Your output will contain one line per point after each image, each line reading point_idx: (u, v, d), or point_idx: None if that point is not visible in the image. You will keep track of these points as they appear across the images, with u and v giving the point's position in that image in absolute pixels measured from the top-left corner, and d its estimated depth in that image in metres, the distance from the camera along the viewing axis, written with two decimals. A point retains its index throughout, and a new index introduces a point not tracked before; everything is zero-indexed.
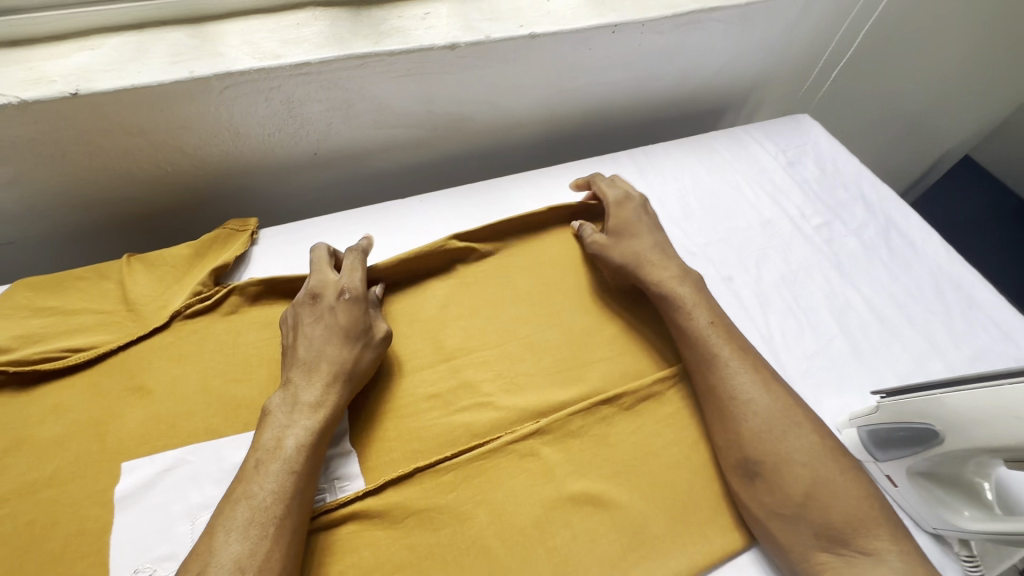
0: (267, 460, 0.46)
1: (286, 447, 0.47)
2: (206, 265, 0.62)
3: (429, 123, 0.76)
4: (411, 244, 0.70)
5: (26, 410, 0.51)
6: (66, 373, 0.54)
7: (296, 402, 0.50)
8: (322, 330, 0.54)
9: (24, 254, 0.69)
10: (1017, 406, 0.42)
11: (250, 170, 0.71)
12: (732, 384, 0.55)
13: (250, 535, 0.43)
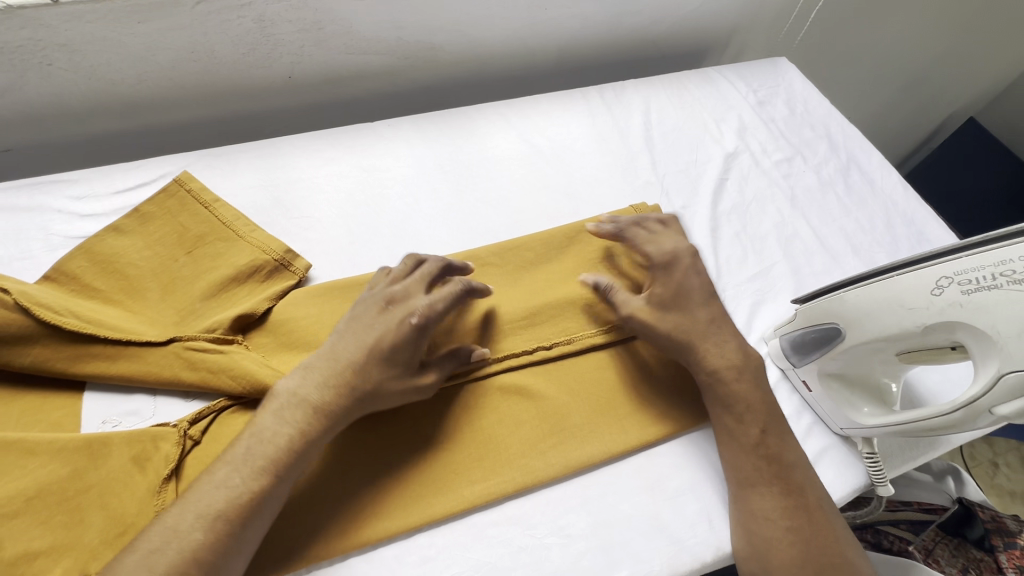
0: (256, 450, 0.45)
1: (275, 444, 0.45)
2: (235, 299, 0.58)
3: (400, 50, 0.79)
4: (375, 161, 0.72)
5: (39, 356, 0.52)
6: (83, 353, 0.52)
7: (300, 399, 0.47)
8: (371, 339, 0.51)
9: (19, 161, 0.74)
10: (905, 297, 0.46)
11: (227, 89, 0.75)
12: (750, 490, 0.50)
13: (215, 529, 0.41)
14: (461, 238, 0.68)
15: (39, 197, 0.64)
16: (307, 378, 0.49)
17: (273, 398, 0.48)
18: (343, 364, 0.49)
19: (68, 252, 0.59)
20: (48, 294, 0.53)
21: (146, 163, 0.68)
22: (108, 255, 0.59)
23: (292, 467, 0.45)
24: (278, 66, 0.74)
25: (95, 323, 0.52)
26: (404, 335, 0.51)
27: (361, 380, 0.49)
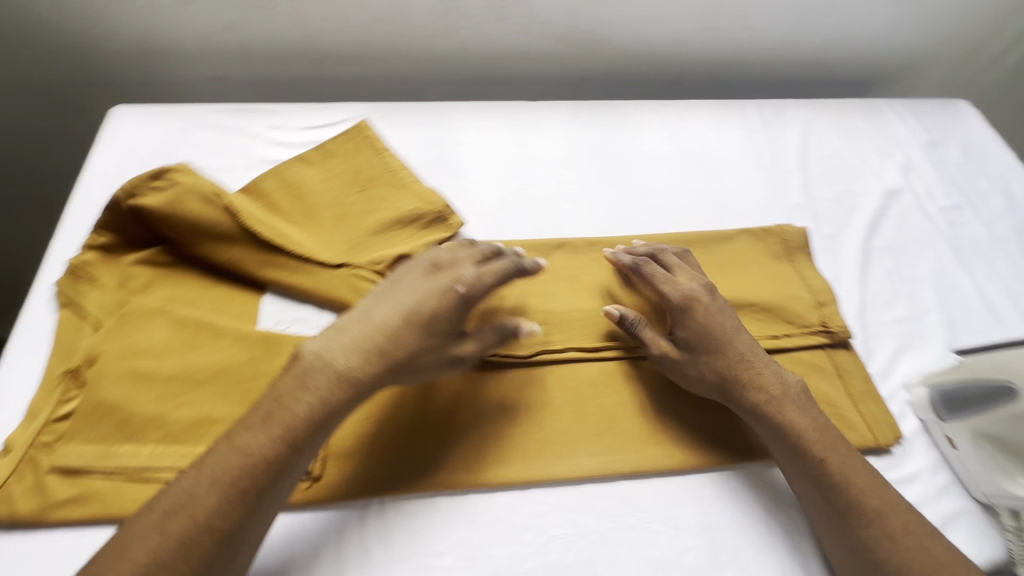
0: (259, 421, 0.43)
1: (269, 418, 0.43)
2: (396, 240, 0.63)
3: (569, 38, 0.81)
4: (531, 139, 0.76)
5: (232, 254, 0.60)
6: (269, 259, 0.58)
7: (338, 373, 0.45)
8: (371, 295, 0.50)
9: (223, 90, 0.84)
10: None
11: (408, 52, 0.80)
12: (822, 519, 0.49)
13: (177, 527, 0.39)
14: (604, 223, 0.69)
15: (243, 122, 0.73)
16: (349, 326, 0.47)
17: (296, 361, 0.45)
18: (379, 333, 0.47)
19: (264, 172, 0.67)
20: (250, 204, 0.61)
21: (332, 108, 0.75)
22: (294, 180, 0.66)
23: (314, 436, 0.44)
24: (456, 38, 0.79)
25: (283, 236, 0.59)
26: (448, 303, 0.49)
27: (398, 338, 0.47)
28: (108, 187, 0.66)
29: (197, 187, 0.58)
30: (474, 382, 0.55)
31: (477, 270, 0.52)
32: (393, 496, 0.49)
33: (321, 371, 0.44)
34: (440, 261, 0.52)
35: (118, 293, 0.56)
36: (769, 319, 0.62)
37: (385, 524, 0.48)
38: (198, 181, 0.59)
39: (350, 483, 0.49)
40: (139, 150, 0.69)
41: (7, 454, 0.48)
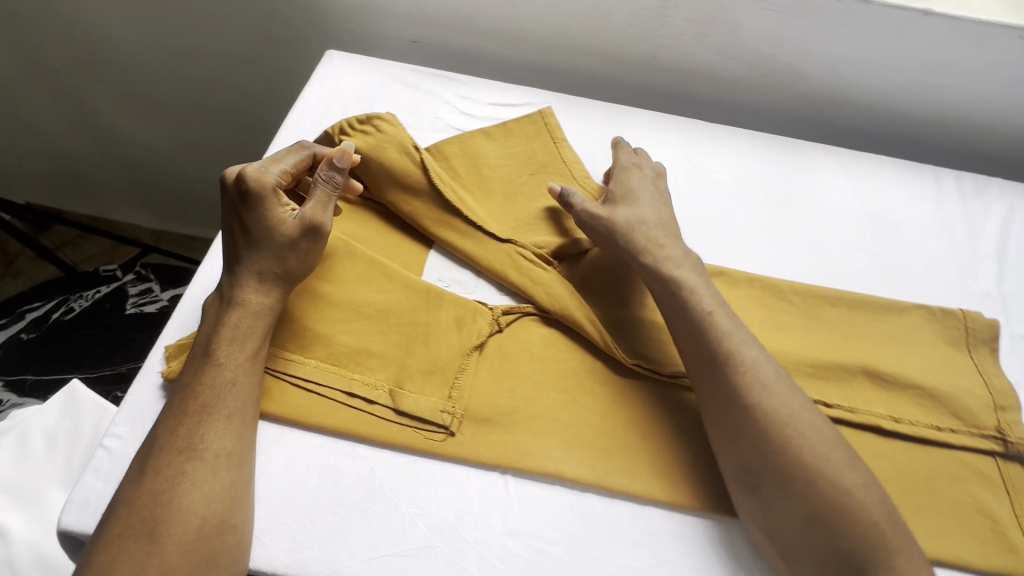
0: (203, 357, 0.49)
1: (215, 349, 0.49)
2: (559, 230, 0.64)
3: (765, 67, 0.78)
4: (703, 160, 0.74)
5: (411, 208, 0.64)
6: (443, 220, 0.62)
7: (231, 299, 0.51)
8: (262, 232, 0.53)
9: (415, 54, 0.87)
10: None
11: (598, 50, 0.81)
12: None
13: (174, 468, 0.44)
14: (766, 262, 0.66)
15: (435, 87, 0.77)
16: (246, 237, 0.53)
17: (219, 305, 0.52)
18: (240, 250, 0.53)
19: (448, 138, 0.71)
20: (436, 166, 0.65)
21: (517, 90, 0.77)
22: (475, 152, 0.69)
23: (242, 355, 0.50)
24: (651, 46, 0.79)
25: (461, 201, 0.62)
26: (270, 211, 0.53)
27: (285, 259, 0.53)
28: (313, 122, 0.72)
29: (397, 140, 0.63)
30: (611, 387, 0.56)
31: (273, 176, 0.54)
32: (518, 472, 0.51)
33: (251, 291, 0.52)
34: (245, 173, 0.53)
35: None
36: (935, 408, 0.56)
37: (506, 496, 0.50)
38: (399, 135, 0.63)
39: (482, 448, 0.51)
40: (342, 95, 0.75)
41: None
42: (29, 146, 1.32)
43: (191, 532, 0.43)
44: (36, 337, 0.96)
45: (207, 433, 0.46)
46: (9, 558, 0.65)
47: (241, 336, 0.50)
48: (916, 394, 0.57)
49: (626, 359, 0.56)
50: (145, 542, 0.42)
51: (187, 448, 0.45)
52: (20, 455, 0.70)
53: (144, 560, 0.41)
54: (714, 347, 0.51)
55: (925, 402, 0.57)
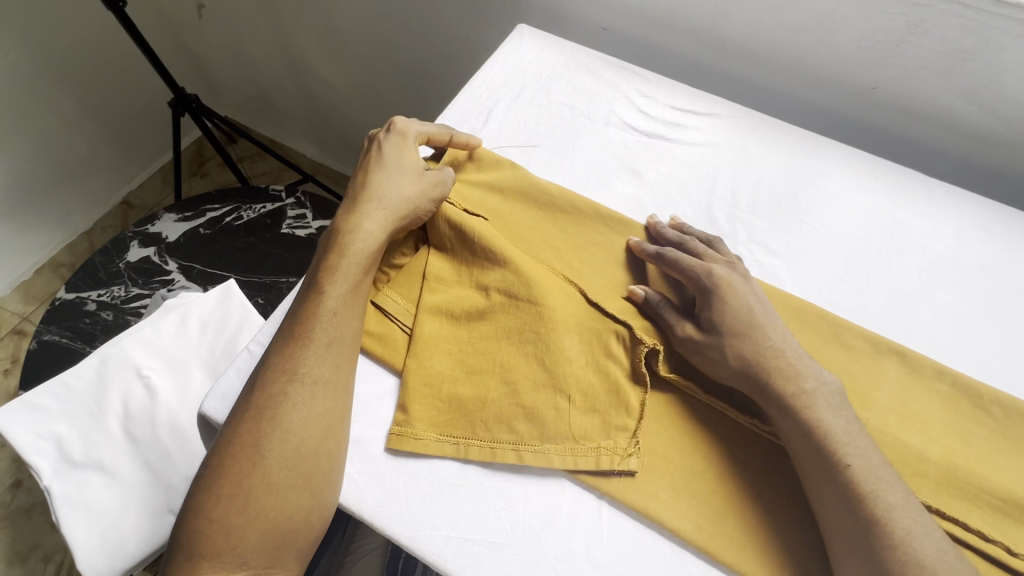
0: (313, 287, 0.52)
1: (324, 283, 0.52)
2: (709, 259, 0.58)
3: (1022, 125, 0.64)
4: (906, 218, 0.63)
5: (554, 199, 0.62)
6: (582, 223, 0.60)
7: (352, 237, 0.54)
8: (403, 181, 0.57)
9: (602, 42, 0.84)
10: None
11: (807, 70, 0.71)
12: None
13: (278, 384, 0.47)
14: (966, 355, 0.54)
15: (617, 79, 0.73)
16: (362, 171, 0.59)
17: (334, 240, 0.54)
18: (375, 193, 0.56)
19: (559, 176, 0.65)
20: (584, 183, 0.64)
21: (704, 97, 0.71)
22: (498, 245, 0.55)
23: (347, 292, 0.51)
24: (877, 75, 0.68)
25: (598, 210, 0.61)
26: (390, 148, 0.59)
27: (393, 192, 0.56)
28: (490, 91, 0.72)
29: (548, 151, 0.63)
30: (735, 443, 0.49)
31: (416, 137, 0.61)
32: (616, 501, 0.47)
33: (358, 225, 0.54)
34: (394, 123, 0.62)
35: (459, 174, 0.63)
36: None
37: (598, 522, 0.47)
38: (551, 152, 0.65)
39: (580, 460, 0.47)
40: (523, 70, 0.74)
41: None
42: (239, 69, 1.51)
43: (290, 452, 0.46)
44: (210, 234, 1.10)
45: (307, 359, 0.48)
46: (154, 415, 0.75)
47: (341, 270, 0.52)
48: None
49: (741, 416, 0.49)
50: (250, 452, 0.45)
51: (289, 370, 0.48)
52: (179, 331, 0.81)
53: (250, 468, 0.45)
54: (811, 445, 0.45)
55: None
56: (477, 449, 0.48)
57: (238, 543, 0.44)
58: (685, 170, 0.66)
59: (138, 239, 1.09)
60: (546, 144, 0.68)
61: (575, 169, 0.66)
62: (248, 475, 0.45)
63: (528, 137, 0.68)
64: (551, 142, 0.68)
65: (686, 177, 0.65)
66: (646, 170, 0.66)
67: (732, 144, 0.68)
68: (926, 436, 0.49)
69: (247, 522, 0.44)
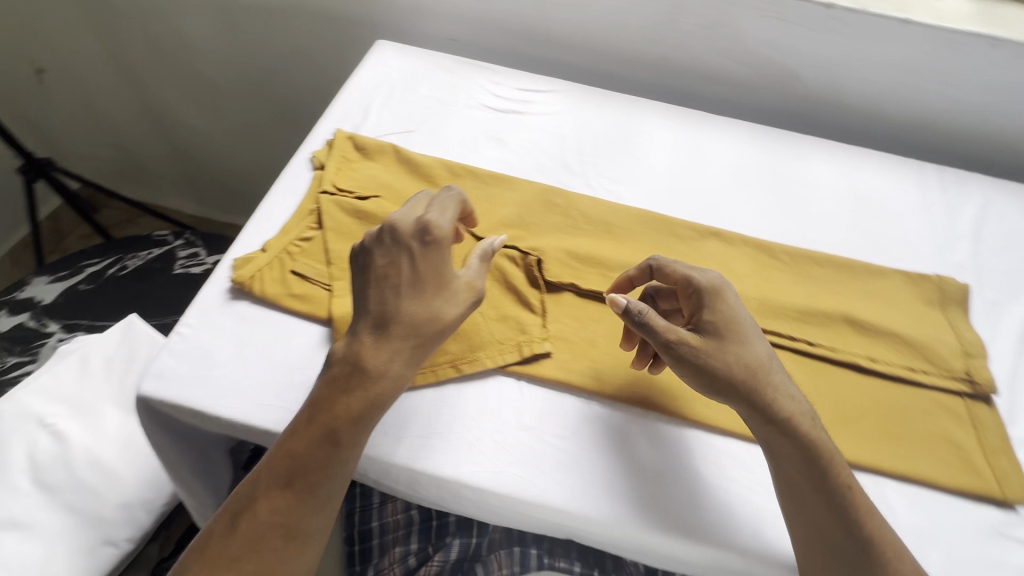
0: (382, 361, 0.50)
1: (397, 355, 0.50)
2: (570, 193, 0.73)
3: (765, 70, 0.88)
4: (706, 144, 0.82)
5: (437, 169, 0.73)
6: (465, 184, 0.72)
7: (411, 319, 0.50)
8: (435, 260, 0.52)
9: (453, 50, 0.98)
10: None
11: (615, 52, 0.91)
12: None
13: (378, 373, 0.49)
14: (761, 227, 0.74)
15: (471, 73, 0.88)
16: (387, 289, 0.51)
17: (392, 336, 0.50)
18: (407, 281, 0.51)
19: (437, 153, 0.76)
20: (458, 154, 0.77)
21: (543, 79, 0.88)
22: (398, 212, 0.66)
23: (420, 345, 0.51)
24: (664, 46, 0.89)
25: (475, 171, 0.73)
26: (426, 255, 0.52)
27: (421, 300, 0.51)
28: (364, 94, 0.82)
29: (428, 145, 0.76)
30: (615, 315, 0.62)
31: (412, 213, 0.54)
32: (533, 378, 0.58)
33: (422, 308, 0.51)
34: (425, 222, 0.53)
35: (350, 160, 0.72)
36: (911, 352, 0.63)
37: (526, 396, 0.57)
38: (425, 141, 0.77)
39: (508, 355, 0.58)
40: (391, 75, 0.86)
41: (265, 252, 0.62)
42: (93, 132, 1.45)
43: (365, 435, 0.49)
44: (93, 288, 1.05)
45: (386, 370, 0.50)
46: (69, 458, 0.72)
47: (411, 334, 0.50)
48: (890, 337, 0.63)
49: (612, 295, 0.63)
50: (322, 502, 0.48)
51: (353, 432, 0.48)
52: (82, 373, 0.78)
53: (345, 436, 0.48)
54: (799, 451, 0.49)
55: (899, 344, 0.63)
56: (421, 373, 0.56)
57: (319, 487, 0.47)
58: (539, 133, 0.81)
59: (6, 309, 1.01)
60: (422, 129, 0.79)
61: (450, 145, 0.78)
62: (313, 518, 0.47)
63: (405, 125, 0.79)
64: (427, 127, 0.79)
65: (541, 139, 0.80)
66: (509, 137, 0.80)
67: (570, 110, 0.84)
68: (744, 282, 0.67)
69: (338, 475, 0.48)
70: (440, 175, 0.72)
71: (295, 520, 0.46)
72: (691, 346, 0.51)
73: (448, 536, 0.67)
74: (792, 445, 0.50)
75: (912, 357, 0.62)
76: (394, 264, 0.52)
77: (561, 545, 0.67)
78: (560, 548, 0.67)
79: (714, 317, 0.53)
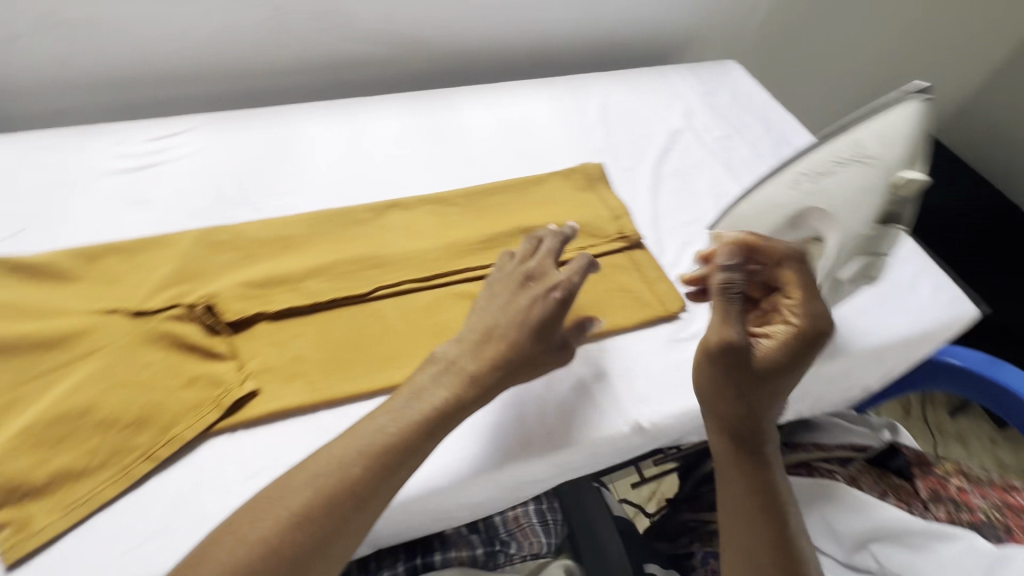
0: (473, 383, 0.53)
1: (489, 374, 0.54)
2: (235, 225, 0.69)
3: (396, 43, 0.92)
4: (364, 126, 0.83)
5: (63, 260, 0.63)
6: (105, 262, 0.63)
7: (535, 361, 0.56)
8: (556, 303, 0.57)
9: (64, 122, 0.84)
10: (771, 202, 0.55)
11: (245, 70, 0.87)
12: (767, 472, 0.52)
13: (482, 395, 0.53)
14: (435, 182, 0.78)
15: (85, 142, 0.77)
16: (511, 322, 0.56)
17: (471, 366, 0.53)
18: (529, 321, 0.56)
19: (62, 243, 0.66)
20: (92, 235, 0.67)
21: (174, 121, 0.80)
22: (20, 328, 0.56)
23: (502, 374, 0.54)
24: (290, 51, 0.87)
25: (114, 245, 0.65)
26: (551, 308, 0.57)
27: (530, 327, 0.56)
28: None
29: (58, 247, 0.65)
30: (315, 321, 0.62)
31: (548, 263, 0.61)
32: (247, 424, 0.54)
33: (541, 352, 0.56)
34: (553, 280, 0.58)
35: None
36: (579, 235, 0.73)
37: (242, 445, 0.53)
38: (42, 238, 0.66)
39: (208, 416, 0.53)
40: None
41: None
42: None
43: (353, 453, 0.46)
44: None
45: (443, 395, 0.51)
46: None
47: (506, 363, 0.55)
48: (559, 229, 0.73)
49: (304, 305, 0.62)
50: (328, 531, 0.43)
51: (400, 457, 0.47)
52: None
53: (396, 460, 0.47)
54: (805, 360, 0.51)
55: (569, 232, 0.73)
56: (109, 484, 0.49)
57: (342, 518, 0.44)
58: (187, 178, 0.75)
59: None
60: (37, 224, 0.67)
61: (79, 230, 0.67)
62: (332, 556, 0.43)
63: (11, 227, 0.67)
64: (43, 219, 0.68)
65: (191, 183, 0.74)
66: (151, 195, 0.72)
67: (216, 143, 0.79)
68: (430, 237, 0.71)
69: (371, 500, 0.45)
70: (70, 265, 0.62)
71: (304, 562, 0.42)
72: (725, 337, 0.50)
73: None
74: (754, 409, 0.51)
75: (580, 238, 0.73)
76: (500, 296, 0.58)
77: (387, 557, 0.65)
78: (386, 559, 0.65)
79: (801, 326, 0.51)
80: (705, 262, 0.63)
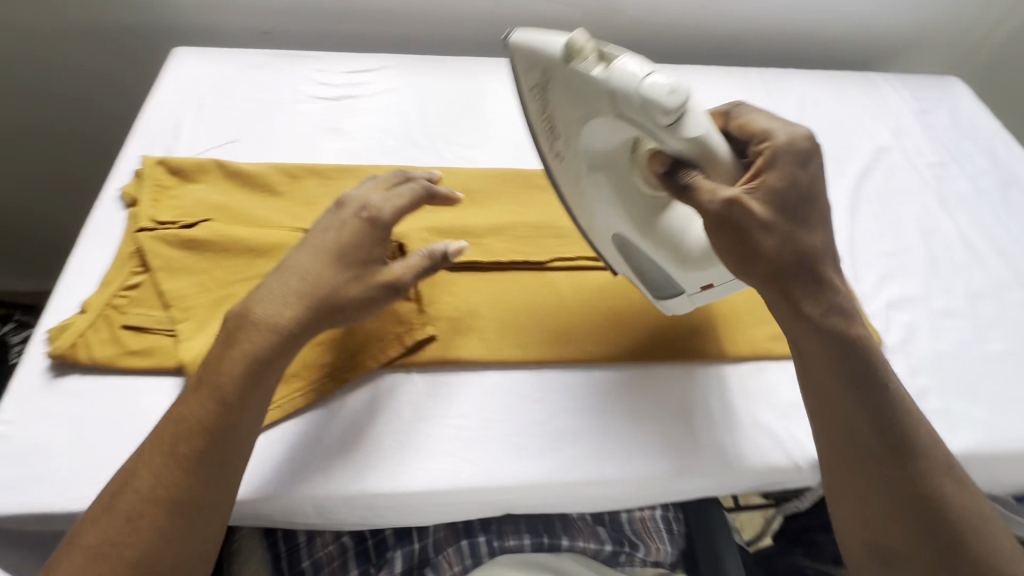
0: (244, 327, 0.49)
1: (287, 315, 0.49)
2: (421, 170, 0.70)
3: (591, 7, 0.88)
4: None
5: (272, 175, 0.66)
6: (307, 184, 0.66)
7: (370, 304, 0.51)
8: (323, 237, 0.53)
9: (269, 44, 0.89)
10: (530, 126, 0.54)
11: (439, 14, 0.87)
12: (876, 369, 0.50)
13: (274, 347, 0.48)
14: None
15: (292, 65, 0.80)
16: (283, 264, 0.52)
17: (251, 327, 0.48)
18: (302, 271, 0.51)
19: (270, 158, 0.70)
20: (295, 155, 0.71)
21: (371, 56, 0.82)
22: (235, 233, 0.59)
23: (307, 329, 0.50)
24: (486, 1, 0.86)
25: (315, 168, 0.67)
26: (360, 235, 0.52)
27: (354, 262, 0.52)
28: (170, 111, 0.73)
29: (269, 161, 0.69)
30: (493, 280, 0.61)
31: (360, 195, 0.55)
32: (422, 367, 0.55)
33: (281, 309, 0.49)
34: (366, 205, 0.54)
35: (165, 191, 0.63)
36: None
37: (416, 386, 0.54)
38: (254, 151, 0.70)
39: (390, 352, 0.55)
40: (200, 83, 0.76)
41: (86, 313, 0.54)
42: None
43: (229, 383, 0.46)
44: None
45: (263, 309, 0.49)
46: None
47: (274, 293, 0.50)
48: None
49: (486, 262, 0.62)
50: (212, 460, 0.44)
51: (241, 388, 0.46)
52: None
53: (210, 363, 0.47)
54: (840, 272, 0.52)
55: None
56: (300, 396, 0.51)
57: (184, 416, 0.45)
58: (377, 115, 0.76)
59: None
60: (247, 136, 0.72)
61: (280, 146, 0.71)
62: (213, 494, 0.44)
63: (226, 135, 0.71)
64: (251, 134, 0.72)
65: (380, 120, 0.76)
66: (345, 125, 0.74)
67: (404, 84, 0.80)
68: None
69: (195, 413, 0.45)
70: (276, 181, 0.66)
71: (199, 491, 0.43)
72: (713, 195, 0.47)
73: (390, 549, 0.62)
74: (799, 295, 0.50)
75: None
76: (311, 240, 0.53)
77: (508, 523, 0.64)
78: (509, 525, 0.64)
79: (781, 180, 0.50)
80: (622, 254, 0.58)
